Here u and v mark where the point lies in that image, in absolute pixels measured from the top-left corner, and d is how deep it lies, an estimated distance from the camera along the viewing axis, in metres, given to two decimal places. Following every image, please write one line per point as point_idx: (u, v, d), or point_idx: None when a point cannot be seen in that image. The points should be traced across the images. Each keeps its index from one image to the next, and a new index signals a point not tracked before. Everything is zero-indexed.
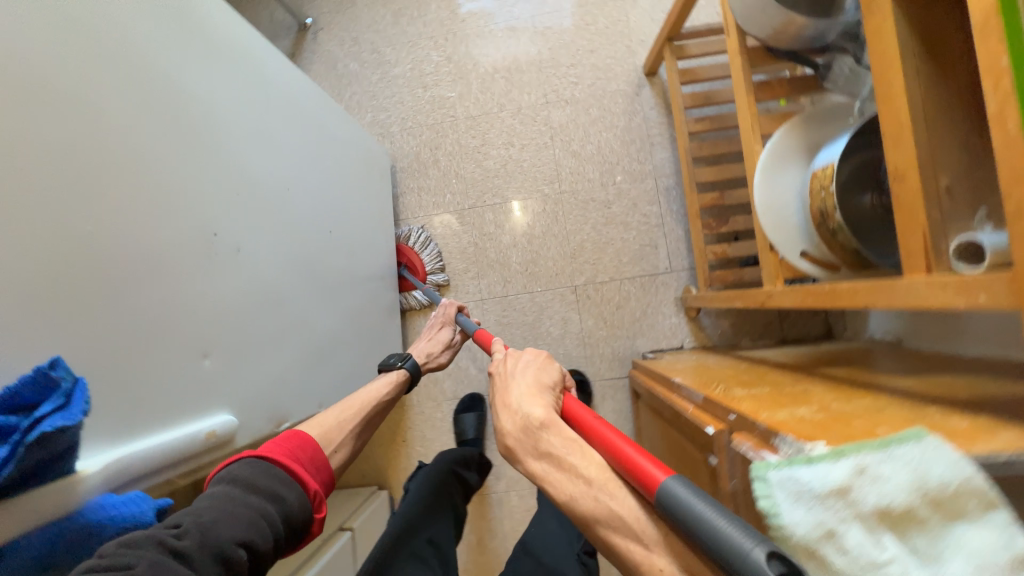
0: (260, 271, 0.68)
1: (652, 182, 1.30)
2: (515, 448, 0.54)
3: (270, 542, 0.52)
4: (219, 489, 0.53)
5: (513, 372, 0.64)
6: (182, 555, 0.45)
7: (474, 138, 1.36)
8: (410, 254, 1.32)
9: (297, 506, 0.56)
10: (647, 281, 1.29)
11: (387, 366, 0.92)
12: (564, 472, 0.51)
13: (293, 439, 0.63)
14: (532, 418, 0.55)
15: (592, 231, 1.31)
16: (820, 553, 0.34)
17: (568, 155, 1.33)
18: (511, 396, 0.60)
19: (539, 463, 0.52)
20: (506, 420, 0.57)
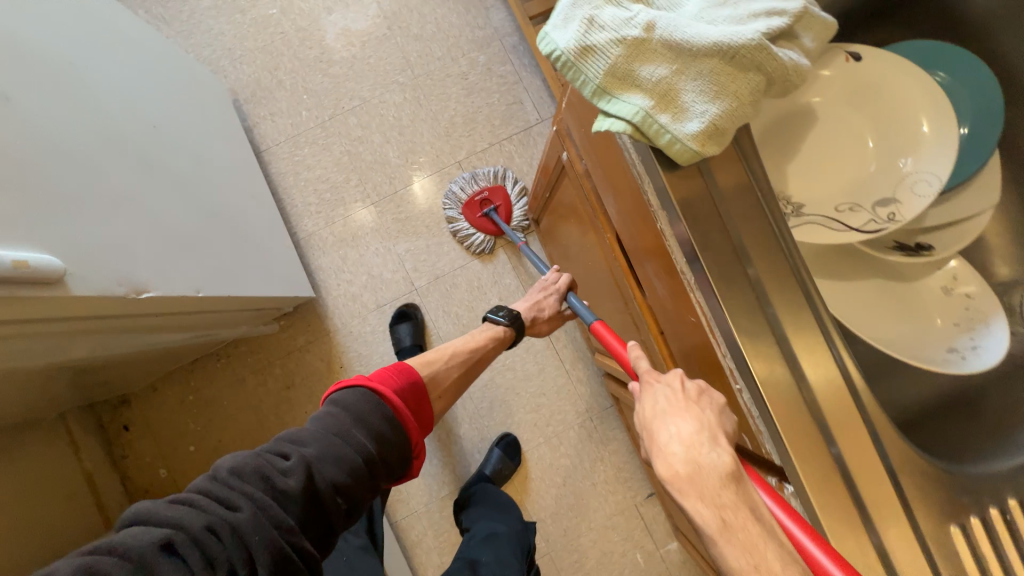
0: (51, 131, 0.60)
1: (498, 43, 1.33)
2: (679, 487, 0.39)
3: (364, 483, 0.58)
4: (333, 420, 0.60)
5: (679, 399, 0.45)
6: (283, 494, 0.52)
7: (312, 48, 1.31)
8: (503, 196, 1.25)
9: (393, 447, 0.62)
10: (524, 136, 1.32)
11: (496, 317, 0.89)
12: (737, 539, 0.36)
13: (400, 373, 0.69)
14: (719, 463, 0.39)
15: (458, 105, 1.32)
16: (590, 42, 0.37)
17: (410, 40, 1.32)
18: (674, 428, 0.43)
19: (705, 509, 0.37)
20: (672, 450, 0.41)
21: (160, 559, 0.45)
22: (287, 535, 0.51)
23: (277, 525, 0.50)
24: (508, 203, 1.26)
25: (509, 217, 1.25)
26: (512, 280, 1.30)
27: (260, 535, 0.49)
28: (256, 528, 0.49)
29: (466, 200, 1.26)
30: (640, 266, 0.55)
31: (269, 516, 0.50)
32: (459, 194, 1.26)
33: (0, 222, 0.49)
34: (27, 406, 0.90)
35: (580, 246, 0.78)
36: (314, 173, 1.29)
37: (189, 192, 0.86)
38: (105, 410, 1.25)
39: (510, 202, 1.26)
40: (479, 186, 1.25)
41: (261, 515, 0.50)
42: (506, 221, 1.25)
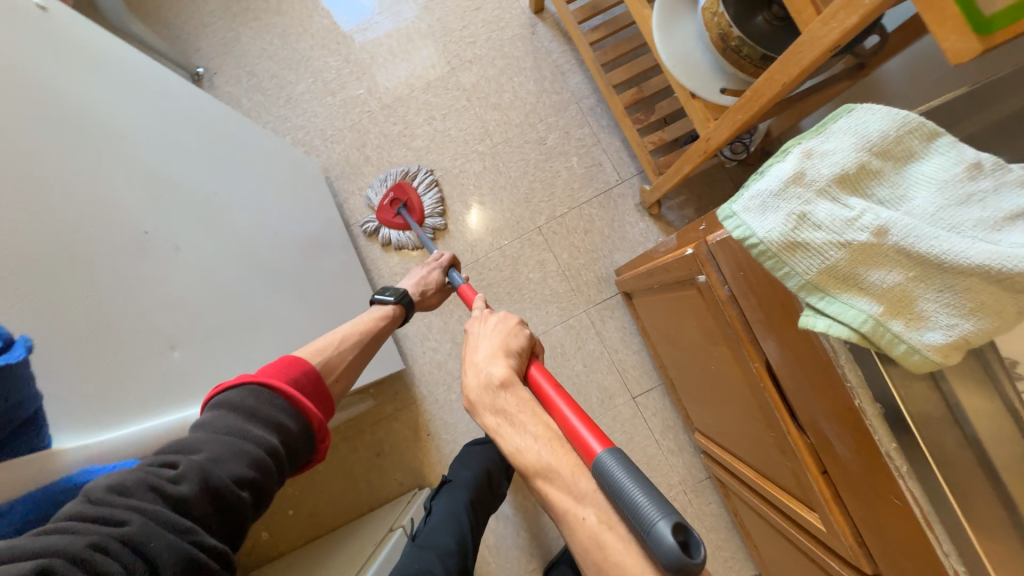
0: (209, 272, 0.65)
1: (575, 106, 1.33)
2: (474, 402, 0.60)
3: (270, 473, 0.51)
4: (221, 420, 0.53)
5: (484, 337, 0.68)
6: (178, 500, 0.44)
7: (396, 124, 1.37)
8: (411, 192, 1.29)
9: (301, 435, 0.57)
10: (604, 198, 1.31)
11: (383, 297, 0.86)
12: (513, 426, 0.56)
13: (293, 364, 0.63)
14: (492, 377, 0.60)
15: (536, 171, 1.33)
16: (800, 240, 0.34)
17: (488, 110, 1.35)
18: (476, 360, 0.64)
19: (492, 417, 0.58)
20: (470, 376, 0.63)
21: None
22: (189, 533, 0.43)
23: (177, 528, 0.42)
24: (417, 196, 1.29)
25: (421, 209, 1.29)
26: (596, 345, 1.27)
27: (160, 544, 0.41)
28: (151, 535, 0.41)
29: (379, 206, 1.29)
30: (806, 415, 0.51)
31: (165, 521, 0.42)
32: (376, 200, 1.31)
33: (175, 379, 0.55)
34: None
35: (701, 349, 0.74)
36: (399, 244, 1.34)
37: None
38: None
39: (421, 199, 1.30)
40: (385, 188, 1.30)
41: (158, 521, 0.41)
42: (418, 215, 1.29)
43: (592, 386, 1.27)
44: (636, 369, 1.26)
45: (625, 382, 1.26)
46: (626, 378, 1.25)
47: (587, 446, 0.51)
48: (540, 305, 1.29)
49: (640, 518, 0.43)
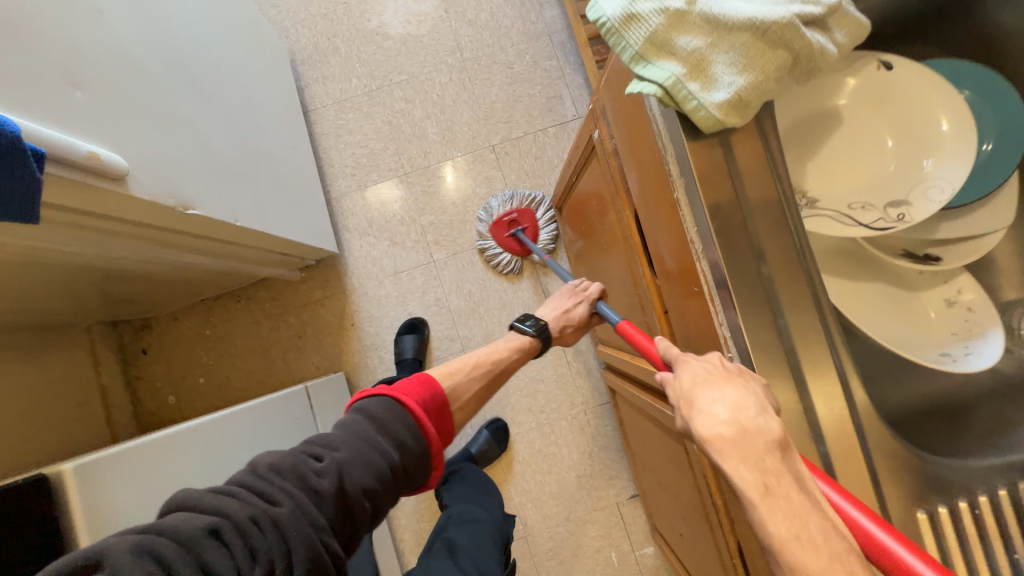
0: (133, 52, 0.66)
1: (547, 37, 1.38)
2: (724, 449, 0.36)
3: (391, 490, 0.55)
4: (359, 427, 0.56)
5: (715, 373, 0.42)
6: (316, 494, 0.50)
7: (371, 21, 1.37)
8: (531, 218, 1.29)
9: (420, 457, 0.58)
10: (559, 130, 1.37)
11: (522, 328, 0.86)
12: (790, 507, 0.32)
13: (423, 383, 0.64)
14: (767, 431, 0.36)
15: (500, 93, 1.37)
16: (635, 11, 0.40)
17: (464, 25, 1.38)
18: (728, 397, 0.39)
19: (748, 473, 0.34)
20: (716, 407, 0.38)
21: (204, 547, 0.43)
22: (321, 534, 0.48)
23: (311, 523, 0.48)
24: (537, 225, 1.30)
25: (537, 238, 1.30)
26: (527, 266, 1.33)
27: (297, 534, 0.47)
28: (294, 522, 0.47)
29: (497, 219, 1.29)
30: (653, 240, 0.58)
31: (306, 515, 0.48)
32: (492, 211, 1.29)
33: (80, 117, 0.55)
34: (45, 308, 0.96)
35: (599, 229, 0.81)
36: (354, 138, 1.35)
37: (241, 132, 0.92)
38: (127, 331, 1.33)
39: (536, 224, 1.30)
40: (510, 205, 1.29)
41: (299, 511, 0.48)
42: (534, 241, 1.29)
43: (517, 303, 1.32)
44: None
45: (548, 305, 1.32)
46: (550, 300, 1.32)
47: None
48: None
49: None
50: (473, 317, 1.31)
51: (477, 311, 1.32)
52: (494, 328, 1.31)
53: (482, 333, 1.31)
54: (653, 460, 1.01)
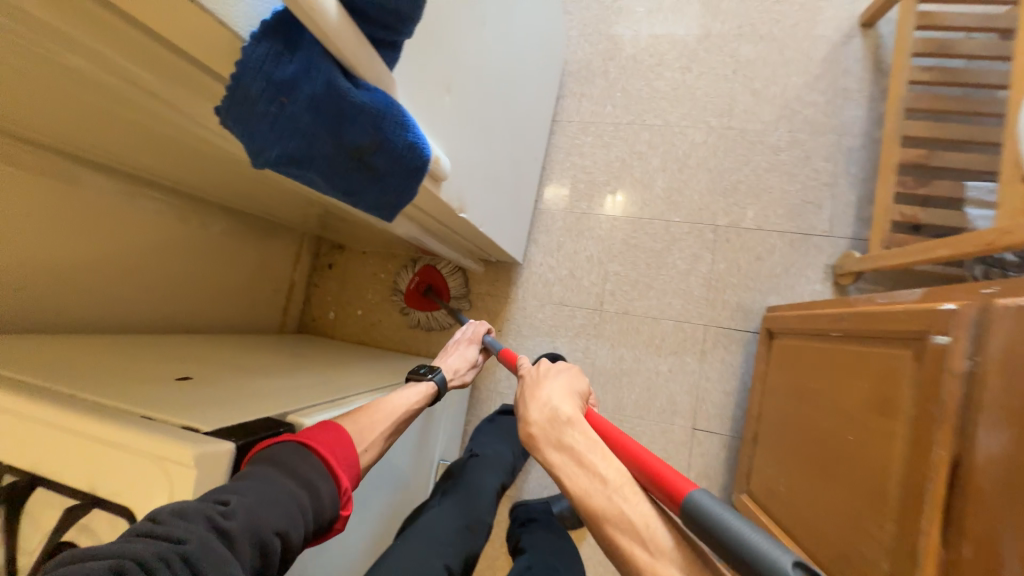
0: (488, 60, 0.69)
1: (835, 137, 1.21)
2: (534, 440, 0.54)
3: (302, 533, 0.45)
4: (261, 468, 0.46)
5: (546, 378, 0.62)
6: (224, 536, 0.39)
7: (652, 56, 1.33)
8: (437, 276, 1.35)
9: (329, 502, 0.49)
10: (798, 239, 1.19)
11: (417, 376, 0.82)
12: (580, 467, 0.49)
13: (327, 426, 0.55)
14: (558, 413, 0.55)
15: (751, 175, 1.24)
16: None
17: (746, 92, 1.26)
18: (543, 396, 0.58)
19: (555, 454, 0.52)
20: (533, 409, 0.56)
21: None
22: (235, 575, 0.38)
23: (220, 562, 0.38)
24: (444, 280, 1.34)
25: (448, 291, 1.33)
26: (692, 360, 1.21)
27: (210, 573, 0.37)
28: (204, 560, 0.37)
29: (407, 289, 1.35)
30: (980, 524, 0.45)
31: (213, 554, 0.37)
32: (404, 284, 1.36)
33: (441, 118, 0.58)
34: (292, 213, 1.11)
35: (850, 416, 0.67)
36: (583, 162, 1.34)
37: (515, 139, 0.94)
38: (325, 244, 1.51)
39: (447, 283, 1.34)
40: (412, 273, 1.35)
41: (207, 549, 0.37)
42: (446, 297, 1.32)
43: (663, 391, 1.21)
44: (713, 406, 1.18)
45: (695, 411, 1.19)
46: (699, 408, 1.19)
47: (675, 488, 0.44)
48: (669, 293, 1.24)
49: (758, 560, 0.36)
50: (612, 383, 1.24)
51: (620, 378, 1.24)
52: (629, 403, 1.22)
53: (613, 402, 1.23)
54: None
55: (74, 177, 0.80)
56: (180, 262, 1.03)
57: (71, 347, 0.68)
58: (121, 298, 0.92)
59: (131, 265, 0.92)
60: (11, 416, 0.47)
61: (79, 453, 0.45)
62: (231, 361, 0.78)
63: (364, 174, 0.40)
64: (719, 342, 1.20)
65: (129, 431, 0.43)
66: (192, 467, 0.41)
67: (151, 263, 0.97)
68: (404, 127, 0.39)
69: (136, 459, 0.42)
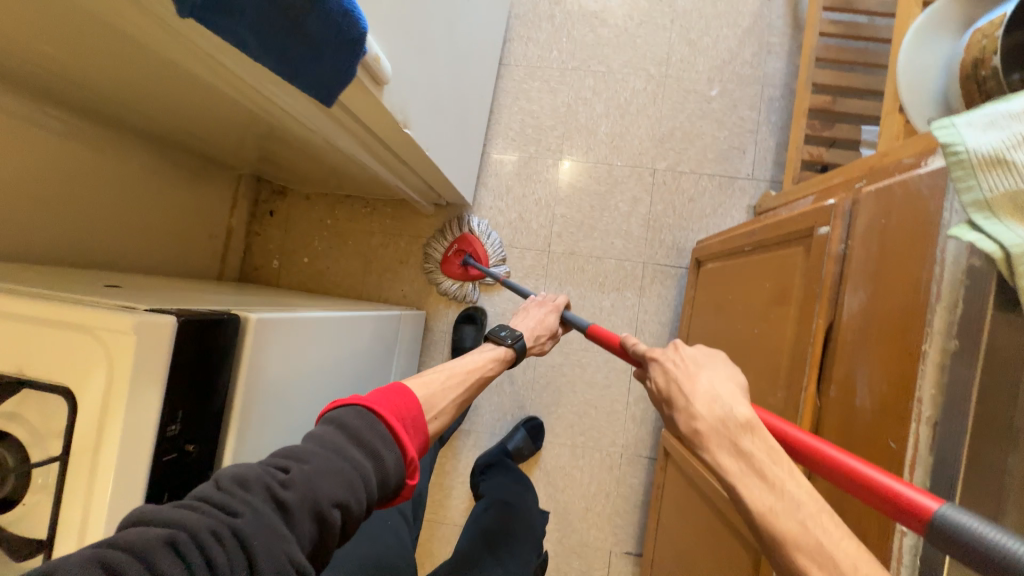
0: None
1: (758, 87, 1.31)
2: (704, 441, 0.49)
3: (362, 504, 0.49)
4: (328, 436, 0.52)
5: (697, 366, 0.55)
6: (284, 505, 0.45)
7: (596, 2, 1.35)
8: (475, 243, 1.29)
9: (393, 470, 0.53)
10: (725, 182, 1.30)
11: (497, 340, 0.87)
12: (765, 481, 0.44)
13: (398, 394, 0.60)
14: (732, 415, 0.48)
15: (685, 122, 1.32)
16: (1006, 158, 0.38)
17: (683, 42, 1.33)
18: (700, 389, 0.52)
19: (732, 461, 0.46)
20: (697, 404, 0.50)
21: (159, 560, 0.37)
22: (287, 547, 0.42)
23: (275, 532, 0.43)
24: (483, 247, 1.29)
25: (488, 258, 1.28)
26: (632, 296, 1.31)
27: (262, 544, 0.41)
28: (255, 532, 0.42)
29: (444, 257, 1.31)
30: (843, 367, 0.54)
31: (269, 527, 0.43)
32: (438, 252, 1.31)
33: (380, 18, 0.58)
34: (224, 143, 1.05)
35: (756, 313, 0.77)
36: (530, 106, 1.36)
37: (459, 68, 0.94)
38: (265, 189, 1.43)
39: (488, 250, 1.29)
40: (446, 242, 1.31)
41: (263, 522, 0.42)
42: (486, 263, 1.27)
43: (605, 325, 1.30)
44: (650, 336, 1.29)
45: None
46: (637, 338, 1.29)
47: (912, 500, 0.39)
48: (611, 234, 1.31)
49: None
50: None
51: None
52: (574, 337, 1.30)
53: (560, 337, 1.31)
54: (679, 538, 0.98)
55: None
56: (91, 193, 0.94)
57: None
58: (25, 225, 0.83)
59: (35, 190, 0.84)
60: None
61: (2, 336, 0.43)
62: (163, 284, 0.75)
63: (298, 42, 0.40)
64: (655, 279, 1.31)
65: (55, 307, 0.42)
66: (133, 335, 0.41)
67: (58, 190, 0.87)
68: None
69: (68, 331, 0.42)
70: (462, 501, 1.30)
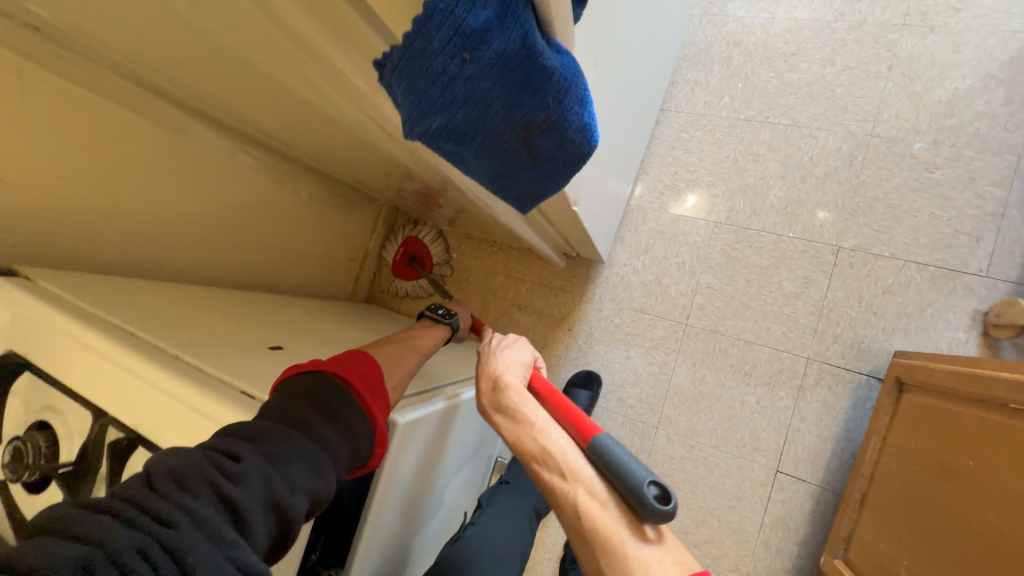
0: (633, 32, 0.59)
1: (1012, 158, 1.00)
2: (485, 400, 0.62)
3: (330, 484, 0.41)
4: (285, 407, 0.42)
5: (499, 347, 0.69)
6: (229, 502, 0.35)
7: (787, 44, 1.15)
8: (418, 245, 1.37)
9: (362, 442, 0.45)
10: (943, 276, 1.01)
11: (434, 317, 0.78)
12: (520, 422, 0.57)
13: (356, 358, 0.51)
14: (503, 374, 0.63)
15: (891, 193, 1.05)
16: None
17: (902, 95, 1.07)
18: (500, 362, 0.65)
19: (499, 415, 0.60)
20: (484, 375, 0.65)
21: None
22: (237, 548, 0.33)
23: (219, 537, 0.32)
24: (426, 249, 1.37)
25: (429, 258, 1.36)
26: (786, 396, 1.08)
27: (201, 555, 0.31)
28: (191, 542, 0.31)
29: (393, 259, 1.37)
30: None
31: (214, 529, 0.32)
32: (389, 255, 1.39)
33: None
34: (379, 183, 1.09)
35: None
36: (686, 158, 1.20)
37: (630, 127, 0.84)
38: (401, 217, 1.48)
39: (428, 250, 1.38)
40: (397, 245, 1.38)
41: (206, 525, 0.32)
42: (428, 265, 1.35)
43: (746, 424, 1.09)
44: (804, 451, 1.05)
45: (781, 452, 1.06)
46: (786, 449, 1.06)
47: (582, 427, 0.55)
48: (767, 317, 1.10)
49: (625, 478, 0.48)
50: (688, 406, 1.13)
51: (696, 402, 1.13)
52: (703, 430, 1.11)
53: (686, 426, 1.13)
54: None
55: (184, 129, 0.80)
56: (262, 220, 1.01)
57: (169, 298, 0.68)
58: (204, 248, 0.91)
59: (221, 218, 0.92)
60: (117, 370, 0.47)
61: (184, 425, 0.43)
62: (312, 331, 0.77)
63: (514, 157, 0.33)
64: (822, 381, 1.06)
65: (230, 408, 0.42)
66: (295, 466, 0.39)
67: (235, 216, 0.95)
68: (582, 105, 0.30)
69: None
70: None
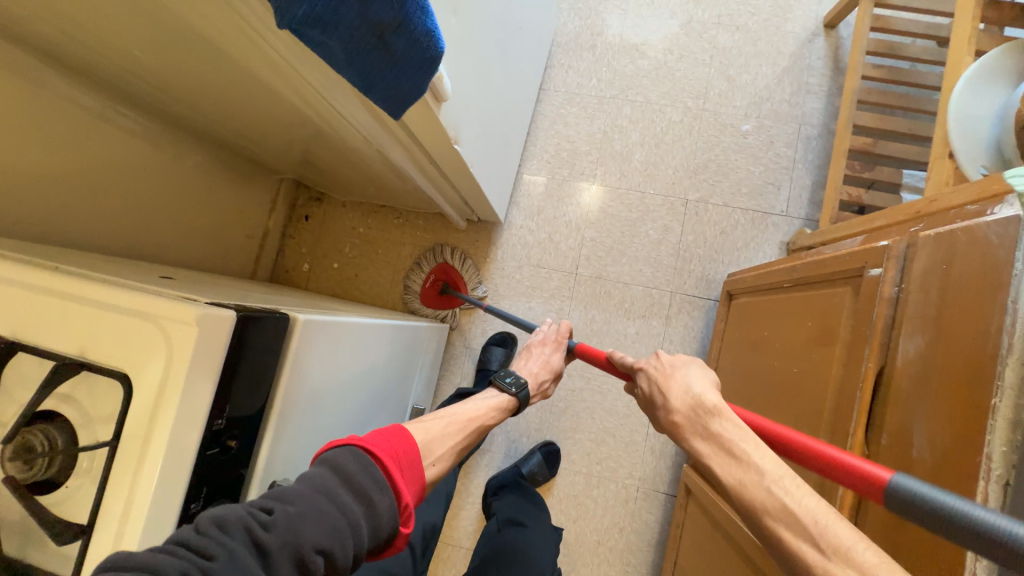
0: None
1: (796, 125, 1.32)
2: (681, 424, 0.58)
3: (350, 554, 0.45)
4: (321, 477, 0.47)
5: (675, 370, 0.64)
6: (261, 547, 0.41)
7: (637, 36, 1.39)
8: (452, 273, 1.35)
9: (386, 519, 0.48)
10: (758, 217, 1.30)
11: (503, 385, 0.82)
12: (734, 458, 0.51)
13: (397, 437, 0.55)
14: (700, 401, 0.57)
15: (720, 155, 1.33)
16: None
17: (721, 78, 1.35)
18: (680, 387, 0.61)
19: (702, 443, 0.54)
20: (675, 399, 0.60)
21: None
22: None
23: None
24: (460, 276, 1.34)
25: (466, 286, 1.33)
26: (658, 324, 1.29)
27: None
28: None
29: (422, 287, 1.34)
30: (898, 415, 0.52)
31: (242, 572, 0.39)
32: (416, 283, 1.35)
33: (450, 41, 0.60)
34: (272, 147, 1.09)
35: (796, 352, 0.75)
36: (566, 131, 1.38)
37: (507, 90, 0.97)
38: (303, 195, 1.47)
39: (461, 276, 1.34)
40: (423, 273, 1.35)
41: (238, 566, 0.39)
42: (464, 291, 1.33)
43: (630, 351, 1.29)
44: None
45: None
46: None
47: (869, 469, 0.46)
48: (639, 260, 1.31)
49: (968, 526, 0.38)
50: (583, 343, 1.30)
51: (590, 338, 1.30)
52: None
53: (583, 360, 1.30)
54: None
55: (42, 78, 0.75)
56: (143, 185, 0.97)
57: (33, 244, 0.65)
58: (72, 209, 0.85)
59: (92, 179, 0.87)
60: None
61: (68, 317, 0.44)
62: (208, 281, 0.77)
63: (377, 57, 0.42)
64: (683, 309, 1.29)
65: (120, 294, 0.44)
66: (196, 328, 0.42)
67: (110, 179, 0.90)
68: (422, 13, 0.41)
69: (135, 318, 0.43)
70: (472, 521, 1.27)
